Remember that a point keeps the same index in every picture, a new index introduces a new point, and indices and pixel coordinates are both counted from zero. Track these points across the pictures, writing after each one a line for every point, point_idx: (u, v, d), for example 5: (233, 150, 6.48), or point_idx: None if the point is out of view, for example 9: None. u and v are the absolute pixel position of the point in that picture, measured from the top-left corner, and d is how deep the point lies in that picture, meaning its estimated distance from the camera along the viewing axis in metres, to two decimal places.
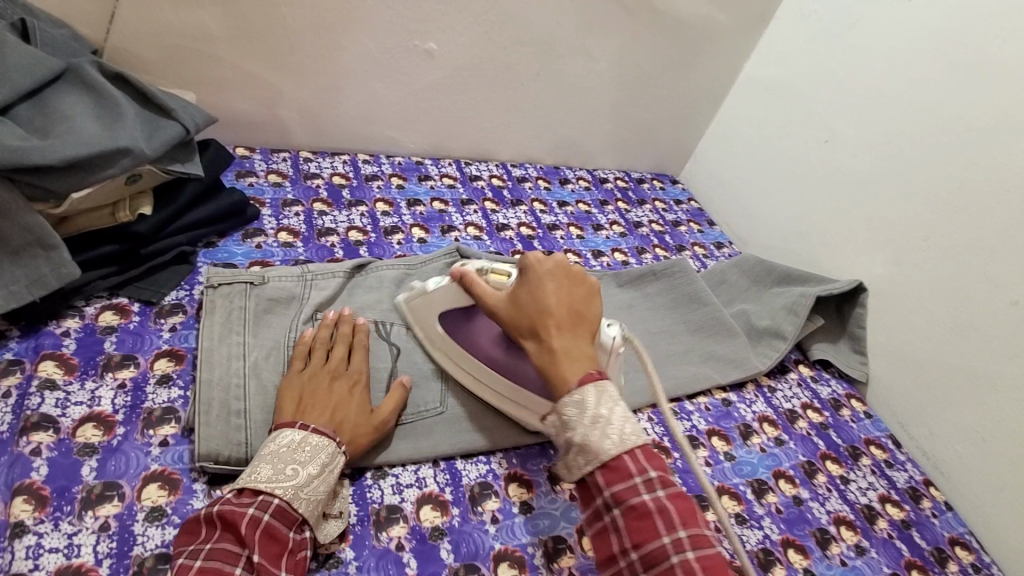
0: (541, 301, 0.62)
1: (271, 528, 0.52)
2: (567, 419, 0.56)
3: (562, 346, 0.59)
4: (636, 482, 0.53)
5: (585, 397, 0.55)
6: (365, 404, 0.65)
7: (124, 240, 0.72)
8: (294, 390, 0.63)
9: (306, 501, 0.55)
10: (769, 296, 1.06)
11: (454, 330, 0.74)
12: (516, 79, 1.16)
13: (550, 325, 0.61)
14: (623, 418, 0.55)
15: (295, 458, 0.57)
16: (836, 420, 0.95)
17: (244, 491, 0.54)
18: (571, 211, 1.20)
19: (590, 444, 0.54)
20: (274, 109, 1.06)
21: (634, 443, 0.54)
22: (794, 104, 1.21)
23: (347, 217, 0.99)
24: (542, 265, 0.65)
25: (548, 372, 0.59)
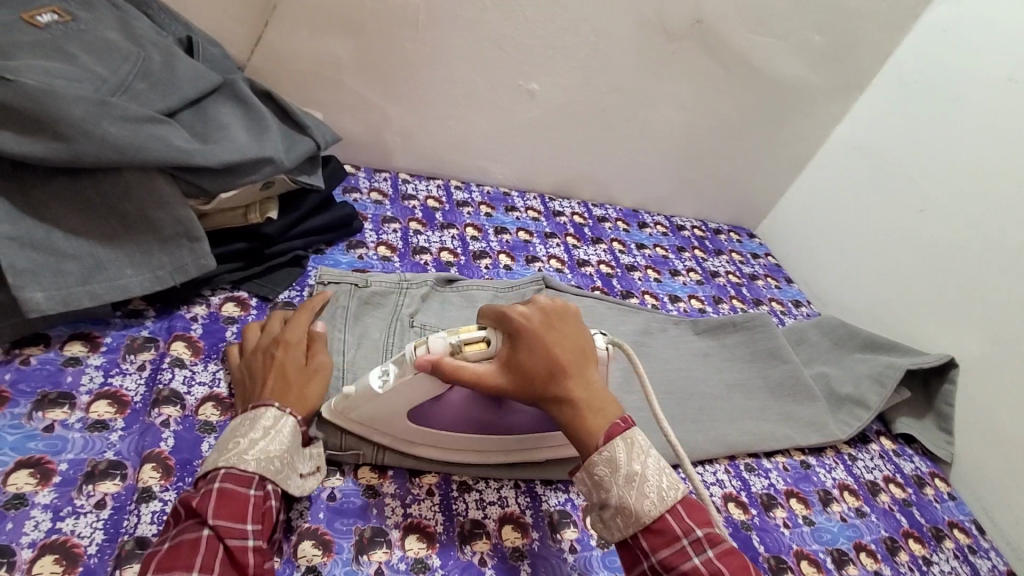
0: (549, 359, 0.57)
1: (226, 491, 0.51)
2: (599, 480, 0.54)
3: (585, 398, 0.56)
4: (684, 544, 0.51)
5: (617, 455, 0.53)
6: (298, 356, 0.65)
7: (252, 240, 0.79)
8: (240, 381, 0.65)
9: (254, 461, 0.54)
10: (851, 362, 1.03)
11: (422, 421, 0.65)
12: (608, 123, 1.21)
13: (565, 376, 0.57)
14: (658, 472, 0.54)
15: (238, 433, 0.56)
16: (918, 497, 0.91)
17: (199, 478, 0.54)
18: (649, 253, 1.22)
19: (629, 507, 0.52)
20: (382, 133, 1.14)
21: (674, 497, 0.53)
22: (888, 171, 1.19)
23: (440, 238, 1.04)
24: (531, 318, 0.60)
25: (579, 431, 0.56)
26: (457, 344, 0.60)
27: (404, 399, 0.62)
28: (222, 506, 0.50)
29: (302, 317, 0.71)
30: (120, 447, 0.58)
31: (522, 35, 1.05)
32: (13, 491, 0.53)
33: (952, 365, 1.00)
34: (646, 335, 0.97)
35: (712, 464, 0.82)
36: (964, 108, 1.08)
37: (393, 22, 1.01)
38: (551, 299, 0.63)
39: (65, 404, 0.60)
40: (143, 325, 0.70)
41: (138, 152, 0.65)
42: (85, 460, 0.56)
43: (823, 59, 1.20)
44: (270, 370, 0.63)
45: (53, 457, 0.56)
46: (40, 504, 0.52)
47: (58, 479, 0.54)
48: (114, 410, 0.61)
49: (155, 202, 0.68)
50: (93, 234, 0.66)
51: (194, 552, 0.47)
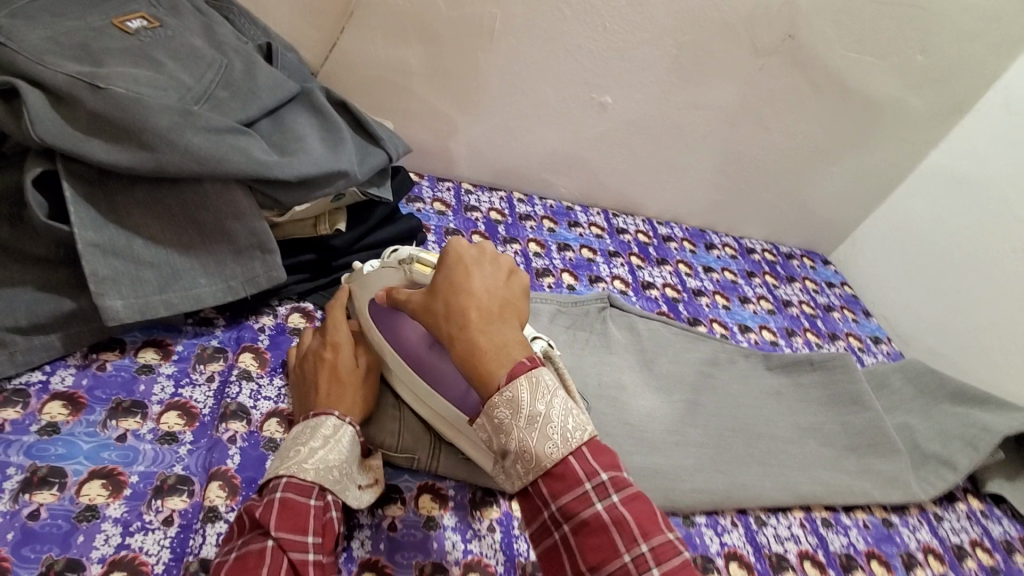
0: (461, 288, 0.50)
1: (286, 500, 0.50)
2: (500, 424, 0.45)
3: (489, 337, 0.48)
4: (586, 490, 0.43)
5: (516, 394, 0.45)
6: (348, 358, 0.64)
7: (321, 251, 0.78)
8: (296, 387, 0.65)
9: (314, 470, 0.53)
10: (941, 413, 0.94)
11: (379, 324, 0.68)
12: (682, 139, 1.15)
13: (473, 312, 0.49)
14: (562, 413, 0.45)
15: (298, 441, 0.55)
16: (1014, 569, 0.82)
17: (262, 487, 0.52)
18: (716, 278, 1.16)
19: (527, 450, 0.45)
20: (447, 142, 1.12)
21: (580, 440, 0.45)
22: (993, 203, 1.09)
23: (502, 253, 1.01)
24: (466, 251, 0.53)
25: (472, 372, 0.47)
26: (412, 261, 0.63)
27: (377, 288, 0.67)
28: (284, 516, 0.49)
29: (345, 314, 0.69)
30: (188, 462, 0.58)
31: (599, 47, 1.01)
32: (86, 502, 0.53)
33: None
34: (713, 365, 0.90)
35: (786, 516, 0.76)
36: None
37: (468, 32, 0.98)
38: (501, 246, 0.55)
39: (137, 413, 0.60)
40: (213, 335, 0.70)
41: (219, 163, 0.64)
42: (155, 474, 0.56)
43: (923, 78, 1.11)
44: (322, 375, 0.62)
45: (125, 468, 0.56)
46: (111, 518, 0.52)
47: (128, 491, 0.54)
48: (184, 422, 0.61)
49: (232, 214, 0.68)
50: (172, 243, 0.66)
51: (258, 564, 0.45)
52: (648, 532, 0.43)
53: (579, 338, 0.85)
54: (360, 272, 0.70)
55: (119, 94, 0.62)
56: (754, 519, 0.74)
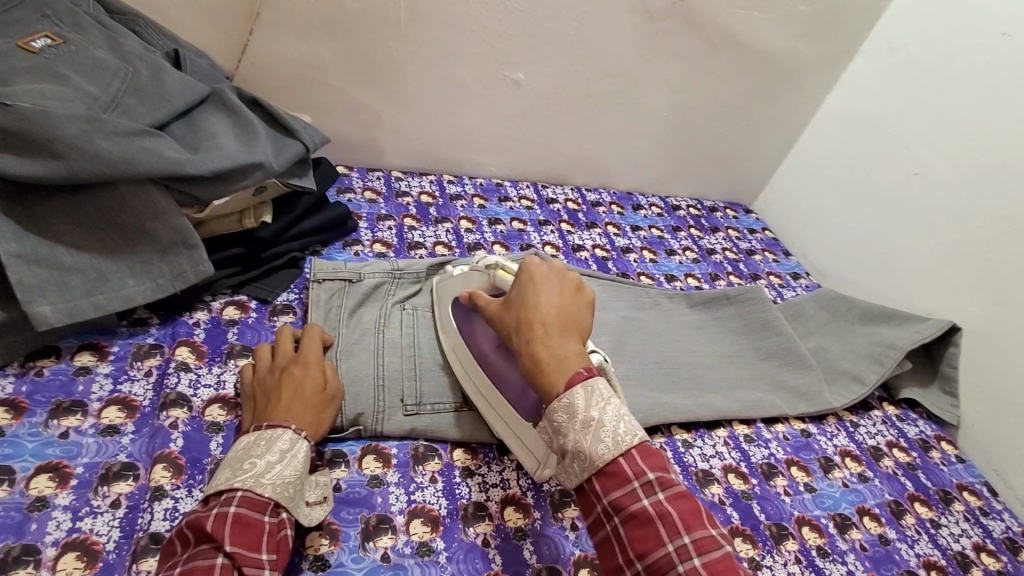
0: (531, 307, 0.59)
1: (240, 517, 0.51)
2: (557, 425, 0.53)
3: (550, 346, 0.57)
4: (635, 487, 0.50)
5: (573, 400, 0.53)
6: (315, 377, 0.65)
7: (248, 244, 0.81)
8: (252, 396, 0.65)
9: (271, 485, 0.54)
10: (850, 332, 1.03)
11: (466, 330, 0.75)
12: (596, 107, 1.21)
13: (537, 324, 0.58)
14: (616, 418, 0.52)
15: (251, 453, 0.56)
16: (925, 461, 0.89)
17: (209, 499, 0.53)
18: (644, 235, 1.23)
19: (584, 450, 0.52)
20: (373, 132, 1.15)
21: (630, 443, 0.51)
22: (884, 136, 1.18)
23: (434, 232, 1.05)
24: (536, 269, 0.63)
25: (535, 375, 0.56)
26: (498, 265, 0.73)
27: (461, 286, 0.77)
28: (236, 532, 0.50)
29: (315, 340, 0.71)
30: (132, 450, 0.61)
31: (504, 26, 1.06)
32: (35, 494, 0.55)
33: (954, 330, 1.00)
34: (639, 309, 0.97)
35: (711, 436, 0.83)
36: (956, 67, 1.06)
37: (377, 23, 1.02)
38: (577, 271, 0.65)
39: (78, 411, 0.63)
40: (148, 333, 0.73)
41: (131, 165, 0.67)
42: (100, 463, 0.59)
43: (810, 28, 1.19)
44: (286, 388, 0.63)
45: (71, 461, 0.58)
46: (60, 505, 0.55)
47: (75, 481, 0.57)
48: (125, 415, 0.64)
49: (151, 213, 0.70)
50: (95, 248, 0.68)
51: None
52: (693, 527, 0.48)
53: None
54: (450, 275, 0.81)
55: (23, 108, 0.63)
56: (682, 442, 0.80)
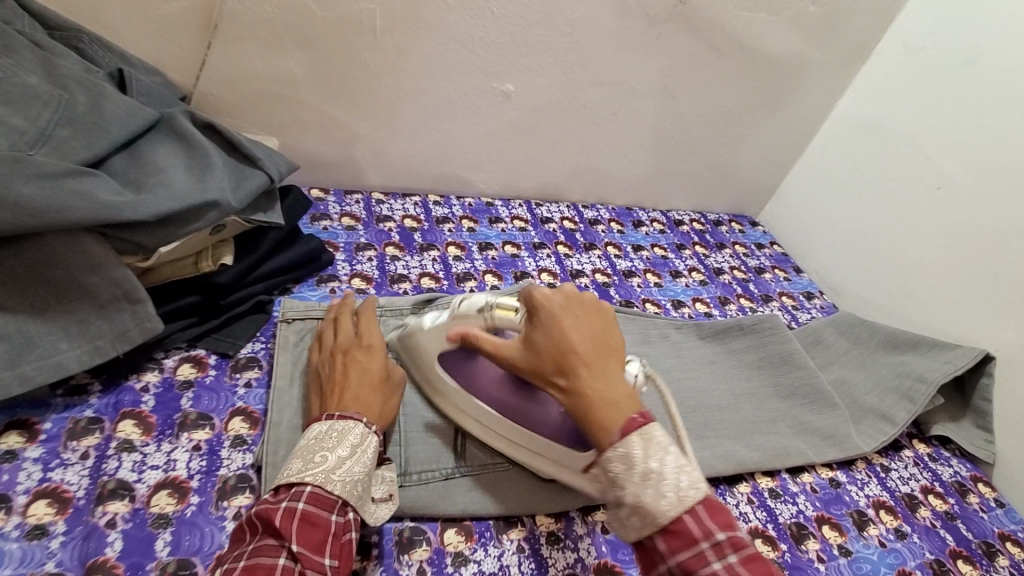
0: (565, 343, 0.54)
1: (309, 515, 0.49)
2: (614, 477, 0.49)
3: (597, 391, 0.52)
4: (703, 549, 0.45)
5: (631, 451, 0.49)
6: (381, 364, 0.64)
7: (205, 291, 0.71)
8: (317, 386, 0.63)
9: (340, 483, 0.52)
10: (873, 362, 0.95)
11: (458, 375, 0.67)
12: (592, 118, 1.12)
13: (577, 365, 0.53)
14: (677, 469, 0.48)
15: (323, 445, 0.54)
16: (963, 508, 0.82)
17: (279, 488, 0.51)
18: (647, 256, 1.14)
19: (645, 505, 0.47)
20: (350, 151, 1.05)
21: (695, 498, 0.47)
22: (900, 146, 1.10)
23: (419, 262, 0.96)
24: (553, 299, 0.57)
25: (587, 422, 0.52)
26: (492, 307, 0.62)
27: (438, 341, 0.67)
28: (303, 532, 0.48)
29: (374, 323, 0.69)
30: (61, 557, 0.51)
31: (491, 34, 0.97)
32: None
33: (988, 359, 0.91)
34: (646, 344, 0.89)
35: (732, 494, 0.74)
36: (980, 71, 0.98)
37: (349, 33, 0.92)
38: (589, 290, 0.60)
39: None
40: (86, 404, 0.63)
41: (60, 214, 0.56)
42: None
43: (820, 30, 1.11)
44: (352, 374, 0.61)
45: None
46: None
47: None
48: (55, 511, 0.54)
49: (85, 266, 0.60)
50: (21, 306, 0.58)
51: None
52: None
53: None
54: (419, 328, 0.69)
55: None
56: None
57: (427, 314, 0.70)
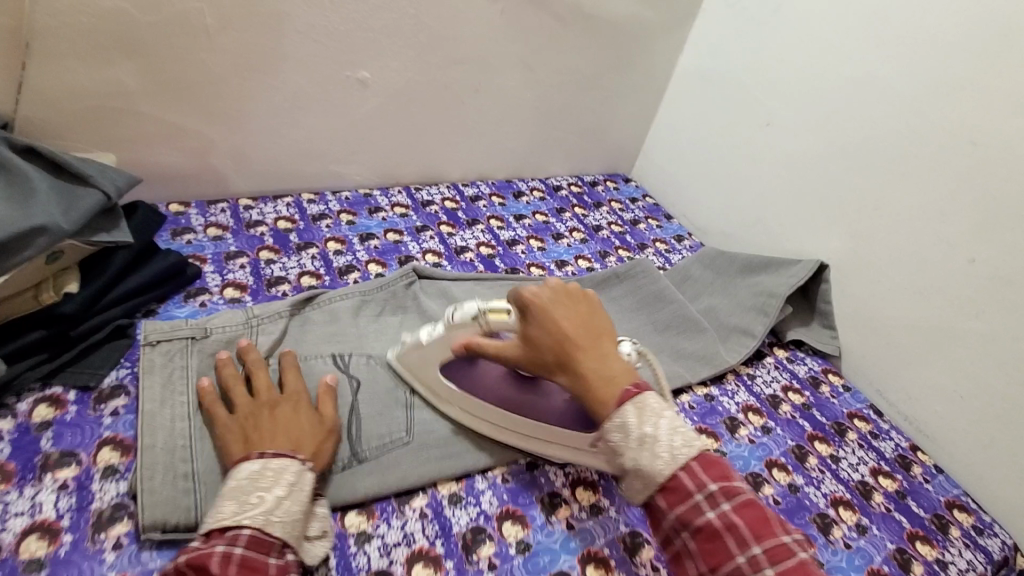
0: (557, 332, 0.61)
1: (247, 560, 0.49)
2: (615, 445, 0.56)
3: (595, 372, 0.59)
4: (697, 500, 0.52)
5: (627, 419, 0.55)
6: (310, 416, 0.63)
7: (52, 324, 0.67)
8: (235, 429, 0.60)
9: (281, 523, 0.52)
10: (734, 287, 1.06)
11: (461, 381, 0.72)
12: (455, 97, 1.14)
13: (574, 351, 0.60)
14: (670, 431, 0.54)
15: (258, 485, 0.54)
16: (818, 398, 0.94)
17: (212, 533, 0.51)
18: (529, 223, 1.19)
19: (643, 468, 0.54)
20: (206, 159, 1.00)
21: (689, 456, 0.54)
22: (733, 92, 1.21)
23: (297, 262, 0.94)
24: (541, 295, 0.64)
25: (591, 398, 0.59)
26: (485, 313, 0.66)
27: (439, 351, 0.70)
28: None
29: (291, 375, 0.68)
30: None
31: (333, 23, 0.96)
32: None
33: (824, 267, 1.05)
34: None
35: None
36: (787, 16, 1.10)
37: (178, 34, 0.87)
38: (573, 283, 0.67)
39: None
40: None
41: None
42: None
43: None
44: (281, 424, 0.60)
45: None
46: None
47: None
48: None
49: None
50: None
51: None
52: (759, 535, 0.49)
53: (386, 320, 0.86)
54: (420, 345, 0.71)
55: None
56: None
57: (422, 329, 0.73)
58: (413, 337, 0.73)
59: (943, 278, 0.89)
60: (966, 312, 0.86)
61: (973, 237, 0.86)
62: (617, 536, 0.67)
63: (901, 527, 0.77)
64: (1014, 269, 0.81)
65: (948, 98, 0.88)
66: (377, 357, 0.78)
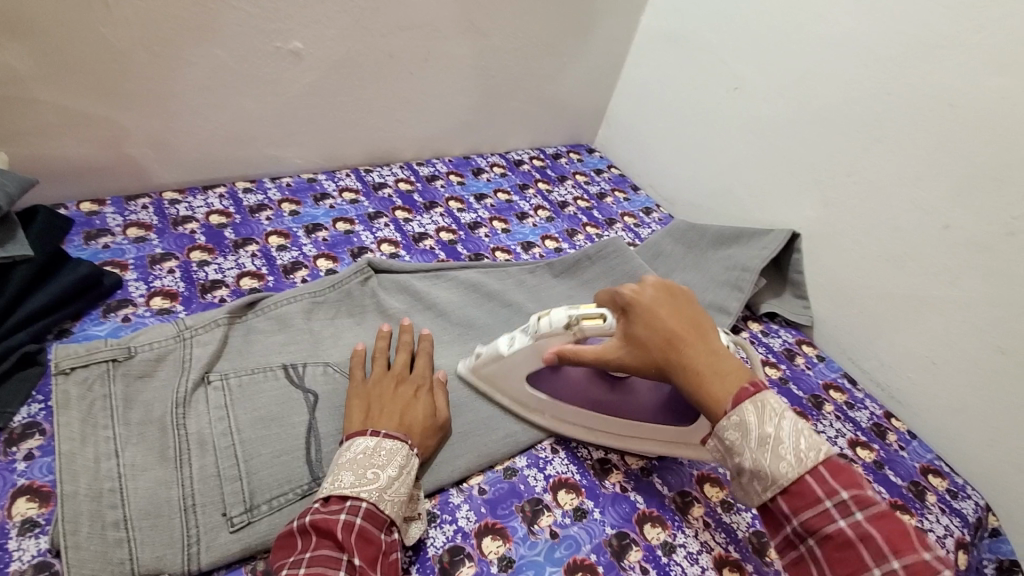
0: (666, 330, 0.59)
1: (364, 531, 0.52)
2: (731, 445, 0.53)
3: (706, 368, 0.56)
4: (827, 507, 0.49)
5: (745, 417, 0.52)
6: (429, 405, 0.65)
7: None
8: (360, 400, 0.63)
9: (390, 501, 0.54)
10: (707, 261, 1.03)
11: (550, 389, 0.72)
12: (403, 68, 1.04)
13: (682, 346, 0.58)
14: (793, 433, 0.51)
15: (373, 461, 0.56)
16: (794, 370, 0.93)
17: (330, 499, 0.53)
18: (491, 203, 1.12)
19: (763, 469, 0.51)
20: (120, 149, 0.87)
21: (814, 459, 0.50)
22: (697, 54, 1.16)
23: (235, 262, 0.84)
24: (643, 294, 0.62)
25: (701, 398, 0.55)
26: (576, 319, 0.65)
27: (529, 360, 0.69)
28: (362, 546, 0.51)
29: (422, 358, 0.71)
30: None
31: None
32: None
33: (796, 237, 1.02)
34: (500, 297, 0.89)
35: None
36: None
37: (71, 5, 0.73)
38: (675, 283, 0.65)
39: None
40: None
41: None
42: None
43: None
44: (403, 407, 0.63)
45: None
46: None
47: None
48: None
49: None
50: None
51: None
52: (900, 551, 0.46)
53: (340, 322, 0.78)
54: (497, 355, 0.70)
55: None
56: (572, 436, 0.75)
57: (499, 341, 0.72)
58: (490, 350, 0.72)
59: (917, 243, 0.87)
60: (939, 278, 0.86)
61: (948, 202, 0.84)
62: (603, 540, 0.64)
63: (881, 499, 0.77)
64: (986, 234, 0.81)
65: (922, 57, 0.85)
66: (335, 366, 0.72)
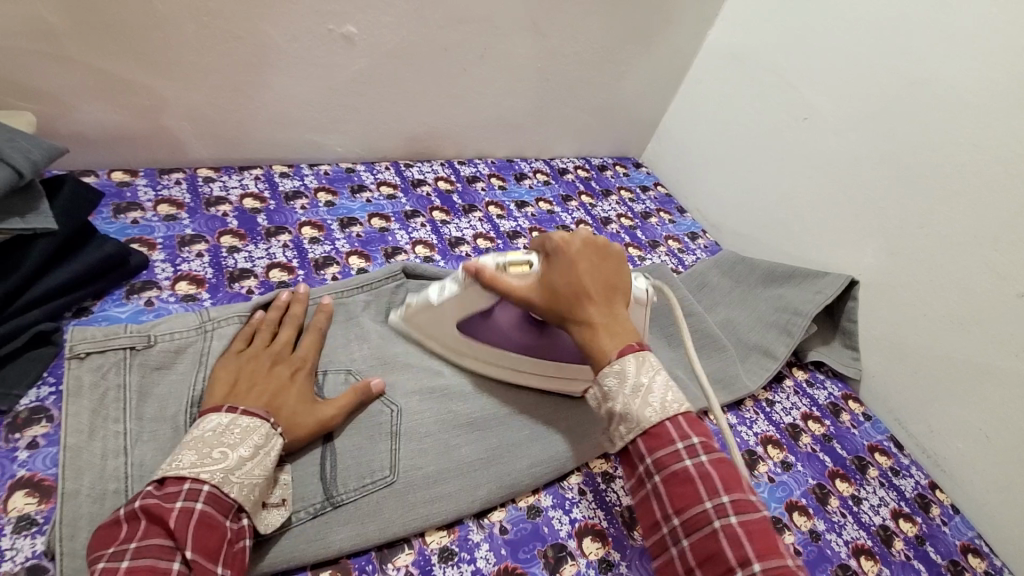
0: (577, 281, 0.58)
1: (206, 517, 0.45)
2: (608, 391, 0.52)
3: (601, 322, 0.56)
4: (678, 448, 0.49)
5: (625, 367, 0.52)
6: (307, 388, 0.60)
7: None
8: (229, 375, 0.57)
9: (238, 486, 0.48)
10: (754, 298, 0.97)
11: (476, 333, 0.71)
12: (455, 63, 0.99)
13: (588, 299, 0.57)
14: (664, 387, 0.52)
15: (223, 439, 0.50)
16: (838, 428, 0.88)
17: (166, 480, 0.46)
18: (531, 212, 1.07)
19: (630, 413, 0.51)
20: (156, 120, 0.84)
21: (678, 409, 0.51)
22: (766, 76, 1.09)
23: (266, 252, 0.81)
24: (570, 244, 0.61)
25: (592, 350, 0.55)
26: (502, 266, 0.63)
27: (456, 307, 0.68)
28: (201, 536, 0.44)
29: (314, 339, 0.66)
30: None
31: None
32: None
33: (852, 283, 0.96)
34: None
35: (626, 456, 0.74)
36: None
37: None
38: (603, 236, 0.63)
39: None
40: None
41: None
42: None
43: None
44: (277, 391, 0.57)
45: None
46: None
47: None
48: None
49: None
50: None
51: None
52: (731, 489, 0.48)
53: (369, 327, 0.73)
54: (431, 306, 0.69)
55: None
56: (602, 478, 0.70)
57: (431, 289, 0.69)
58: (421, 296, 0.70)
59: (987, 308, 0.81)
60: (1005, 348, 0.79)
61: None
62: None
63: None
64: None
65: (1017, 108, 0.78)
66: (358, 373, 0.67)
